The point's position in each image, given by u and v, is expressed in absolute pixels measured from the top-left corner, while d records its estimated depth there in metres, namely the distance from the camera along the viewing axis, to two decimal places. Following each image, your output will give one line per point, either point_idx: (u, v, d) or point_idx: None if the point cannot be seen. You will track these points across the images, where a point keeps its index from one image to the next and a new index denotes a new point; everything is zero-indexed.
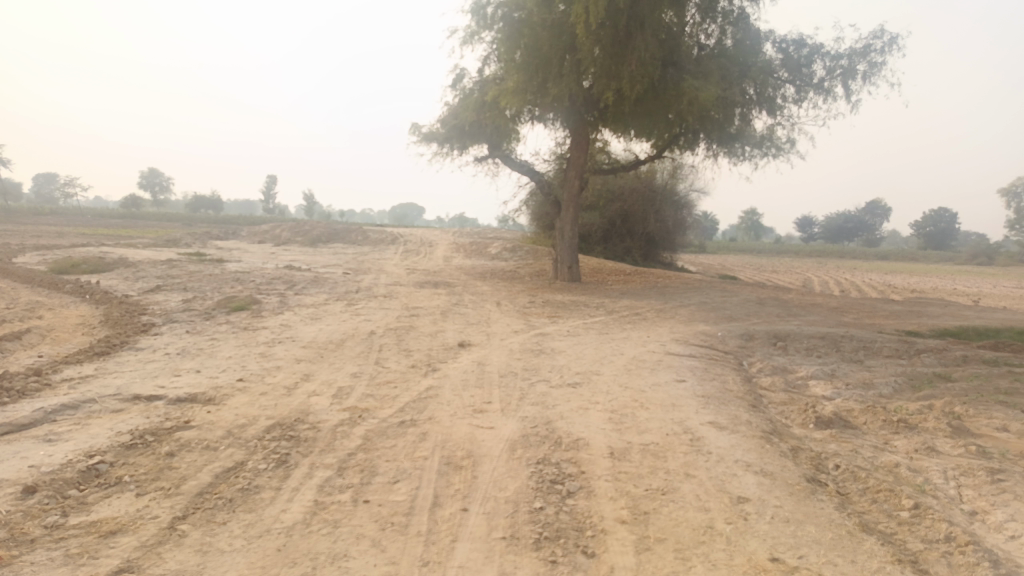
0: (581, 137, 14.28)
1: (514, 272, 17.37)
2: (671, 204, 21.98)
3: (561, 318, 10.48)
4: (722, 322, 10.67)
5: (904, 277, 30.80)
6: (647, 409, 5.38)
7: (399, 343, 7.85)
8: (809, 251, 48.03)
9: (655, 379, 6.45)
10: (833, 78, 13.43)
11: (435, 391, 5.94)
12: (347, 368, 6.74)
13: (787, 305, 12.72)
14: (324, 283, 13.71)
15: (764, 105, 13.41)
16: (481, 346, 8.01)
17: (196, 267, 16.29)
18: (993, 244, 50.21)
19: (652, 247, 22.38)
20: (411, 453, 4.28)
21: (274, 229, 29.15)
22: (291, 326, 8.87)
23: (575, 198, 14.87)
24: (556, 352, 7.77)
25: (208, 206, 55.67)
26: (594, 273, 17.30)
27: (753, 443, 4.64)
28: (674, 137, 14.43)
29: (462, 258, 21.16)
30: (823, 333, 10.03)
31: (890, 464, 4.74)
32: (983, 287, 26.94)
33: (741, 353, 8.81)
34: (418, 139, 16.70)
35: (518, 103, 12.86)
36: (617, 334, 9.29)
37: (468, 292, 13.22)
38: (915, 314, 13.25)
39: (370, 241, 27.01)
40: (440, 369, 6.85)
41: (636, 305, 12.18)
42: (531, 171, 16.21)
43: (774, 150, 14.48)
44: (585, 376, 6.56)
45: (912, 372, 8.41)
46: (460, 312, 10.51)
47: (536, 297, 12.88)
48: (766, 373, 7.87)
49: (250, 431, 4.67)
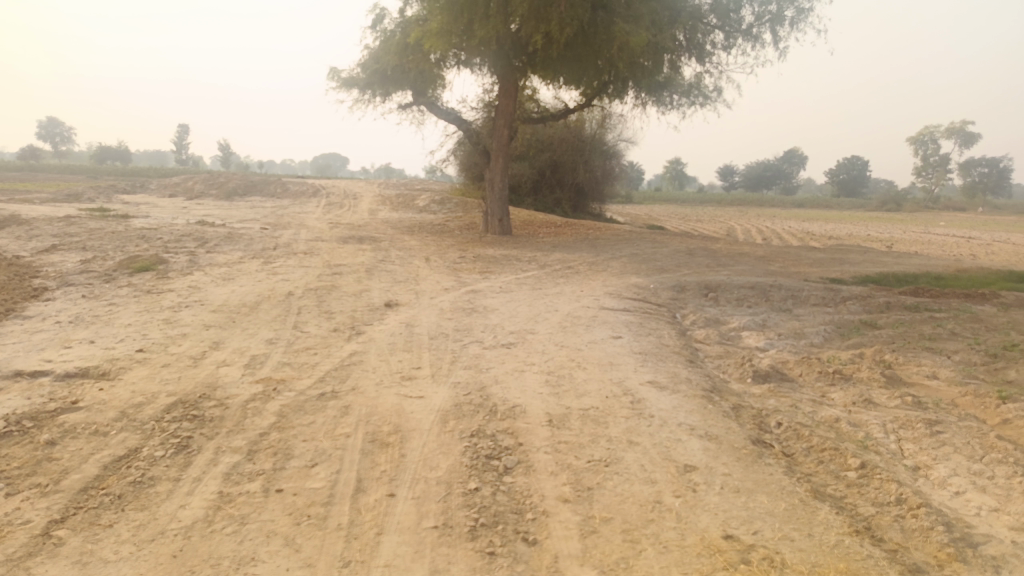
0: (509, 83, 13.76)
1: (443, 225, 16.87)
2: (599, 154, 21.78)
3: (492, 273, 10.14)
4: (654, 273, 10.55)
5: (822, 224, 31.74)
6: (584, 369, 5.12)
7: (320, 305, 7.36)
8: (731, 200, 49.00)
9: (591, 336, 6.21)
10: (762, 24, 13.27)
11: (359, 357, 5.52)
12: (262, 334, 6.22)
13: (716, 255, 12.73)
14: (239, 240, 12.88)
15: (693, 51, 13.33)
16: (409, 305, 7.60)
17: (98, 224, 15.10)
18: (902, 190, 52.36)
19: (582, 198, 22.16)
20: (332, 431, 3.89)
21: (186, 182, 27.51)
22: (201, 288, 8.19)
23: (504, 148, 14.41)
24: (487, 310, 7.43)
25: (114, 158, 52.28)
26: (525, 225, 16.96)
27: (696, 402, 4.45)
28: (603, 86, 14.10)
29: (388, 211, 20.46)
30: (753, 283, 10.02)
31: (831, 418, 4.65)
32: (895, 233, 27.97)
33: (675, 305, 8.68)
34: (337, 85, 15.81)
35: (443, 47, 12.21)
36: (550, 289, 9.03)
37: (395, 248, 12.67)
38: (838, 262, 13.48)
39: (290, 194, 25.85)
40: (365, 332, 6.42)
41: (568, 258, 11.91)
42: (457, 120, 15.60)
43: (701, 99, 14.39)
44: (519, 335, 6.25)
45: (840, 320, 8.48)
46: (386, 269, 10.01)
47: (466, 251, 12.45)
48: (700, 326, 7.76)
49: (147, 411, 4.17)
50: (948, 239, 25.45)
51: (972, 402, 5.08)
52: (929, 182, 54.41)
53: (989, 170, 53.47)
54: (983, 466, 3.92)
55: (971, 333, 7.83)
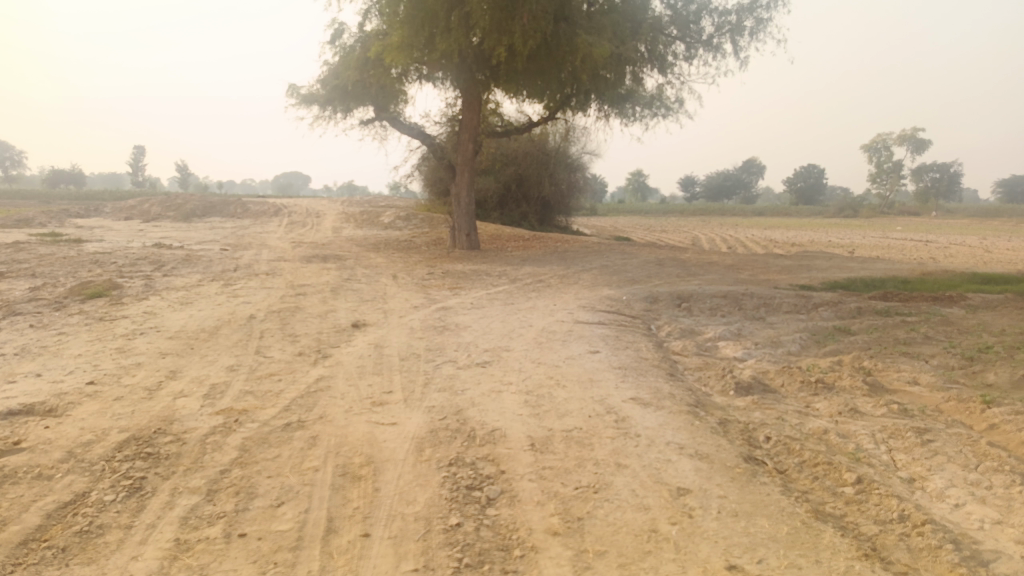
0: (473, 97, 13.61)
1: (409, 241, 16.62)
2: (564, 167, 21.73)
3: (462, 289, 9.92)
4: (625, 285, 10.43)
5: (783, 232, 32.19)
6: (563, 388, 4.92)
7: (284, 328, 7.05)
8: (694, 210, 49.56)
9: (568, 352, 6.02)
10: (722, 35, 13.34)
11: (327, 383, 5.24)
12: (223, 361, 5.90)
13: (686, 264, 12.69)
14: (197, 262, 12.45)
15: (655, 63, 13.33)
16: (377, 325, 7.33)
17: (48, 250, 14.51)
18: (859, 197, 53.50)
19: (548, 211, 22.08)
20: (299, 465, 3.62)
21: (142, 205, 26.81)
22: (158, 314, 7.81)
23: (469, 162, 14.23)
24: (459, 328, 7.20)
25: (67, 181, 50.86)
26: (492, 240, 16.77)
27: (682, 418, 4.28)
28: (566, 98, 14.04)
29: (353, 228, 20.12)
30: (725, 292, 9.96)
31: (819, 431, 4.52)
32: (855, 238, 28.43)
33: (648, 317, 8.54)
34: (297, 103, 15.49)
35: (404, 61, 12.01)
36: (522, 304, 8.83)
37: (360, 266, 12.38)
38: (806, 268, 13.55)
39: (251, 214, 25.32)
40: (332, 355, 6.14)
41: (538, 271, 11.75)
42: (421, 134, 15.39)
43: (663, 110, 14.42)
44: (493, 353, 6.03)
45: (814, 327, 8.43)
46: (352, 288, 9.71)
47: (434, 268, 12.21)
48: (676, 338, 7.63)
49: (96, 450, 3.84)
50: (907, 243, 25.93)
51: (956, 408, 5.01)
52: (884, 189, 55.72)
53: (941, 175, 54.91)
54: (980, 476, 3.81)
55: (944, 336, 7.83)
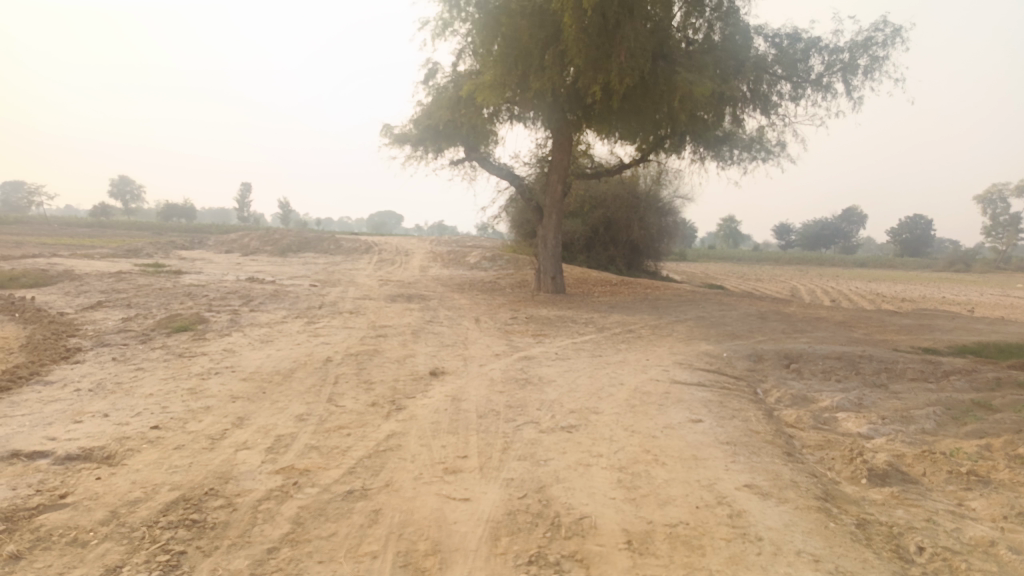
0: (564, 137, 13.25)
1: (494, 283, 16.31)
2: (655, 211, 21.07)
3: (548, 337, 9.37)
4: (724, 340, 9.62)
5: (888, 285, 30.14)
6: (664, 466, 4.26)
7: (360, 373, 6.68)
8: (788, 259, 47.60)
9: (666, 419, 5.34)
10: (832, 73, 12.49)
11: (397, 442, 4.76)
12: (292, 409, 5.54)
13: (790, 319, 11.74)
14: (284, 298, 12.45)
15: (758, 103, 12.61)
16: (456, 375, 6.86)
17: (147, 280, 14.94)
18: (972, 250, 49.95)
19: (636, 256, 21.39)
20: (356, 548, 3.14)
21: (242, 238, 27.78)
22: (236, 352, 7.62)
23: (558, 204, 13.80)
24: (544, 382, 6.62)
25: (181, 215, 53.90)
26: (579, 283, 16.23)
27: (811, 516, 3.54)
28: (660, 140, 13.47)
29: (439, 268, 20.03)
30: (838, 352, 9.00)
31: (983, 540, 3.67)
32: (970, 295, 26.26)
33: (753, 379, 7.72)
34: (390, 142, 15.58)
35: (496, 100, 11.79)
36: (612, 357, 8.19)
37: (444, 307, 12.06)
38: (926, 328, 12.31)
39: (342, 250, 25.75)
40: (406, 408, 5.68)
41: (628, 320, 11.08)
42: (510, 175, 15.13)
43: (763, 153, 13.60)
44: (581, 416, 5.41)
45: (946, 399, 7.40)
46: (433, 332, 9.34)
47: (518, 312, 11.74)
48: (786, 406, 6.79)
49: (141, 511, 3.47)
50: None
51: None
52: (1000, 242, 52.01)
53: None
54: None
55: None
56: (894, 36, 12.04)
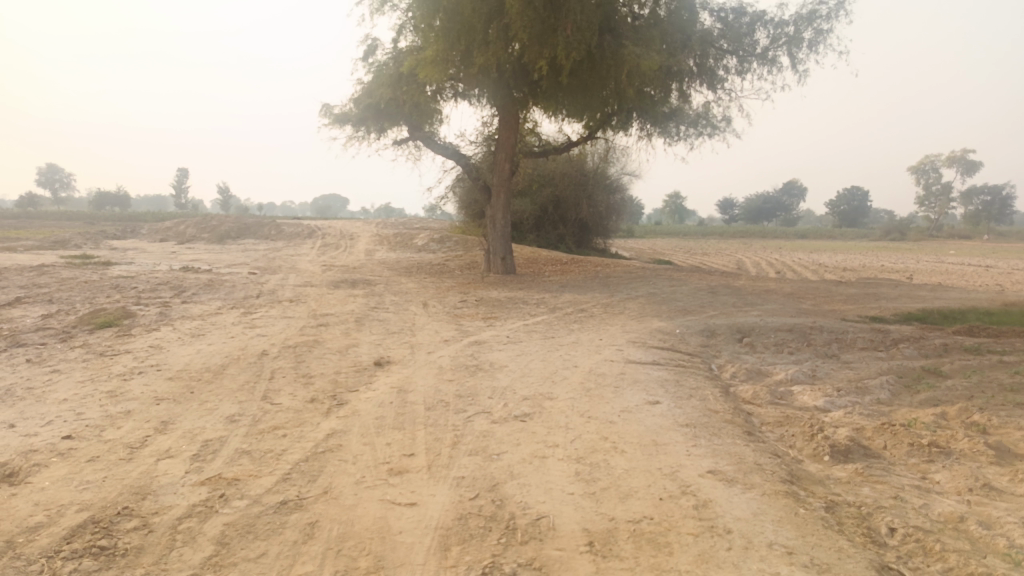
0: (510, 115, 12.87)
1: (442, 265, 15.93)
2: (603, 188, 20.92)
3: (498, 320, 9.08)
4: (677, 316, 9.48)
5: (830, 256, 30.79)
6: (623, 454, 4.02)
7: (298, 366, 6.27)
8: (732, 232, 48.32)
9: (623, 403, 5.11)
10: (778, 47, 12.40)
11: (337, 442, 4.41)
12: (223, 410, 5.12)
13: (740, 292, 11.71)
14: (220, 288, 11.84)
15: (704, 78, 12.46)
16: (402, 364, 6.51)
17: (72, 274, 14.06)
18: (906, 219, 51.54)
19: (585, 234, 21.23)
20: (288, 569, 2.81)
21: (177, 227, 26.65)
22: (164, 348, 7.09)
23: (506, 183, 13.46)
24: (494, 368, 6.31)
25: (114, 204, 51.68)
26: (529, 263, 15.99)
27: (780, 502, 3.33)
28: (607, 117, 13.22)
29: (385, 251, 19.51)
30: (789, 325, 8.94)
31: (953, 516, 3.51)
32: (907, 263, 27.00)
33: (707, 355, 7.58)
34: (330, 123, 14.95)
35: (439, 77, 11.33)
36: (565, 338, 7.95)
37: (390, 292, 11.64)
38: (871, 297, 12.43)
39: (284, 236, 24.91)
40: (348, 402, 5.31)
41: (580, 299, 10.86)
42: (456, 155, 14.69)
43: (709, 129, 13.48)
44: (535, 403, 5.13)
45: (898, 368, 7.39)
46: (378, 318, 8.94)
47: (467, 294, 11.41)
48: (743, 382, 6.65)
49: (41, 538, 3.07)
50: (964, 268, 24.49)
51: None
52: (931, 211, 53.77)
53: (992, 196, 52.80)
54: None
55: None
56: (837, 8, 12.01)
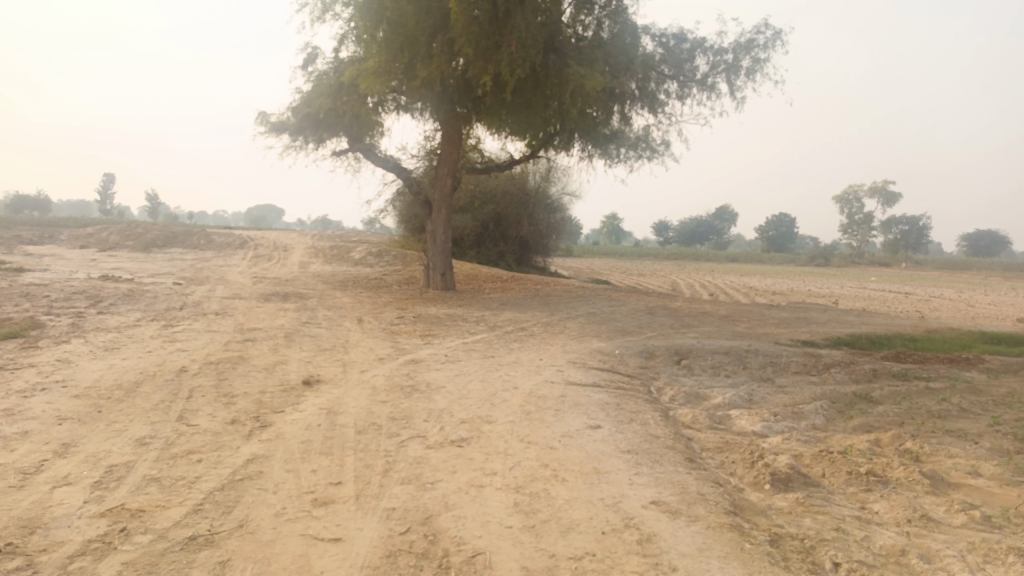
0: (452, 130, 12.70)
1: (380, 279, 15.57)
2: (544, 207, 20.95)
3: (435, 338, 8.83)
4: (616, 337, 9.43)
5: (761, 279, 31.63)
6: (564, 483, 3.85)
7: (220, 384, 5.89)
8: (668, 254, 49.23)
9: (563, 427, 4.95)
10: (716, 74, 12.63)
11: (258, 469, 4.10)
12: (133, 432, 4.72)
13: (677, 314, 11.78)
14: (141, 298, 11.21)
15: (645, 101, 12.59)
16: (333, 383, 6.20)
17: None
18: (831, 246, 53.56)
19: (525, 252, 21.17)
20: None
21: (99, 233, 25.38)
22: (73, 362, 6.58)
23: (447, 199, 13.26)
24: (431, 388, 6.08)
25: (33, 207, 49.06)
26: (468, 280, 15.79)
27: (725, 537, 3.22)
28: (549, 137, 13.21)
29: (321, 264, 18.99)
30: (726, 347, 8.99)
31: (895, 549, 3.48)
32: (832, 288, 27.94)
33: (646, 377, 7.52)
34: (266, 131, 14.48)
35: (380, 88, 11.07)
36: (504, 357, 7.77)
37: (323, 306, 11.23)
38: (803, 321, 12.71)
39: (214, 245, 24.01)
40: (273, 424, 4.99)
41: (519, 318, 10.71)
42: (397, 168, 14.41)
43: (649, 152, 13.62)
44: (472, 426, 4.93)
45: (831, 392, 7.48)
46: (310, 334, 8.57)
47: (405, 310, 11.12)
48: (682, 405, 6.59)
49: None
50: (885, 295, 25.50)
51: None
52: (854, 239, 56.04)
53: (909, 227, 55.45)
54: None
55: (983, 409, 6.89)
56: (773, 39, 12.34)
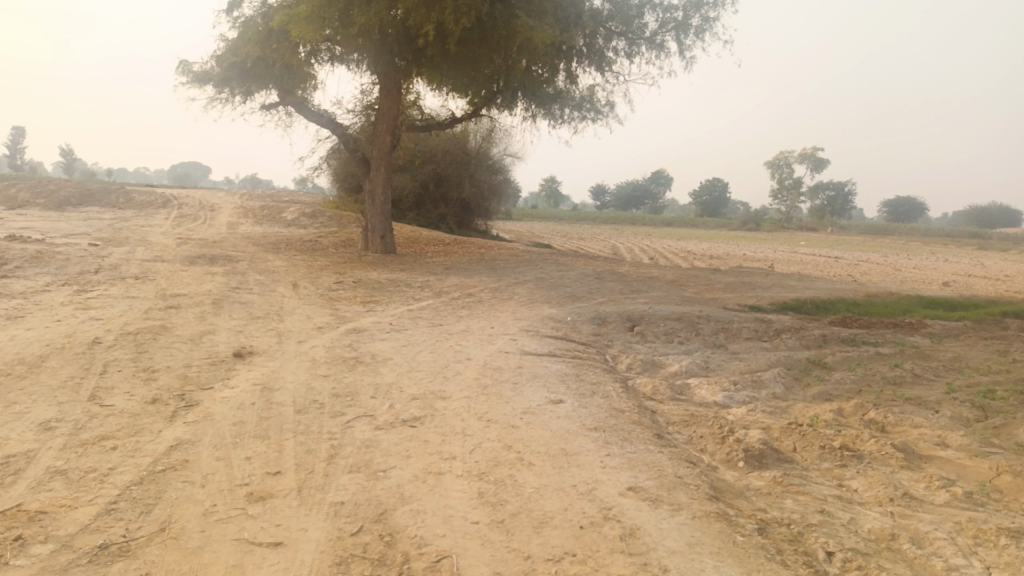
0: (391, 84, 12.00)
1: (315, 241, 14.83)
2: (485, 168, 20.41)
3: (378, 304, 8.33)
4: (566, 303, 9.12)
5: (697, 243, 31.92)
6: (531, 467, 3.50)
7: (140, 358, 5.29)
8: (605, 218, 49.33)
9: (523, 402, 4.59)
10: (666, 32, 12.26)
11: (183, 458, 3.60)
12: (36, 414, 4.12)
13: (625, 279, 11.57)
14: (50, 261, 10.23)
15: (592, 58, 12.21)
16: (268, 355, 5.67)
17: None
18: (762, 211, 54.61)
19: (466, 214, 20.64)
20: None
21: (6, 189, 23.52)
22: None
23: (386, 157, 12.59)
24: (377, 361, 5.62)
25: None
26: (409, 243, 15.21)
27: (715, 529, 2.93)
28: (492, 94, 12.66)
29: (251, 225, 18.03)
30: (679, 313, 8.79)
31: (884, 533, 3.26)
32: (767, 253, 28.39)
33: (601, 345, 7.24)
34: (188, 80, 13.41)
35: (314, 36, 10.27)
36: (452, 326, 7.35)
37: (255, 270, 10.53)
38: (749, 285, 12.66)
39: (135, 204, 22.56)
40: (201, 403, 4.46)
41: (466, 283, 10.26)
42: (332, 123, 13.62)
43: (593, 113, 13.24)
44: (424, 404, 4.52)
45: (785, 359, 7.37)
46: (241, 301, 7.93)
47: (343, 275, 10.52)
48: (640, 374, 6.32)
49: None
50: (817, 259, 26.01)
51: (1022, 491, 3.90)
52: (784, 204, 57.33)
53: (836, 193, 57.02)
54: None
55: (934, 374, 6.90)
56: None
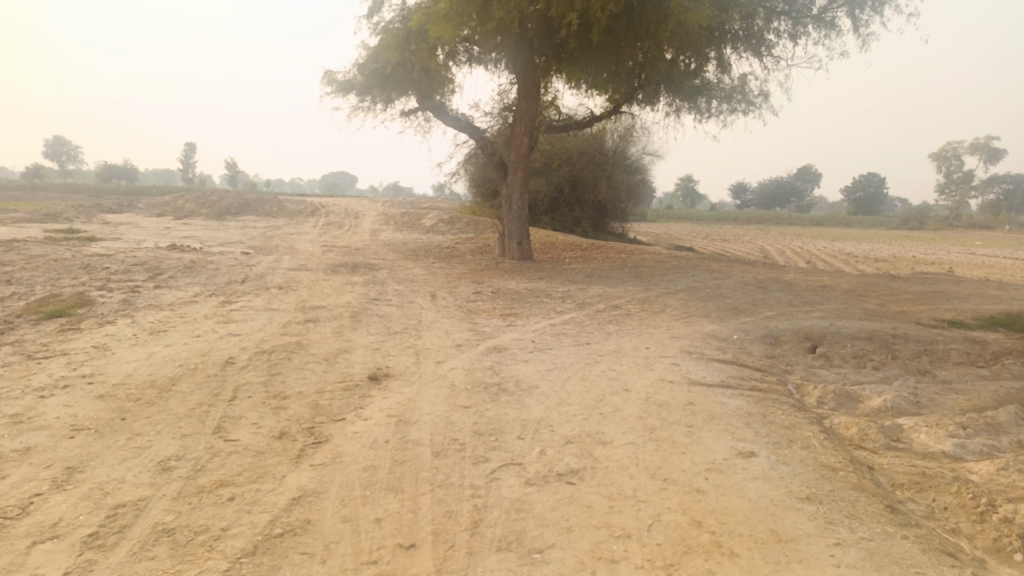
0: (529, 82, 11.36)
1: (453, 248, 14.54)
2: (623, 168, 19.42)
3: (519, 319, 7.67)
4: (729, 317, 8.05)
5: (855, 245, 29.08)
6: (735, 559, 2.64)
7: (271, 381, 4.88)
8: (747, 218, 46.61)
9: (707, 455, 3.70)
10: (837, 7, 10.78)
11: (305, 516, 3.05)
12: (157, 449, 3.74)
13: (792, 288, 10.26)
14: (202, 271, 10.43)
15: (749, 42, 10.95)
16: (404, 379, 5.12)
17: (46, 248, 12.68)
18: (927, 209, 49.51)
19: (603, 217, 19.74)
20: None
21: (176, 200, 25.28)
22: (112, 348, 5.70)
23: (522, 159, 11.98)
24: (523, 389, 4.91)
25: (120, 176, 50.11)
26: (546, 248, 14.58)
27: None
28: (633, 89, 11.74)
29: (391, 231, 18.11)
30: (867, 331, 7.47)
31: None
32: (940, 254, 25.27)
33: (778, 370, 6.17)
34: (332, 90, 13.48)
35: (451, 34, 9.83)
36: (603, 345, 6.53)
37: (394, 279, 10.24)
38: (939, 296, 10.91)
39: (286, 213, 23.49)
40: (331, 440, 3.93)
41: (612, 294, 9.41)
42: (469, 127, 13.22)
43: (744, 105, 11.94)
44: (584, 451, 3.73)
45: (1018, 393, 5.94)
46: (378, 314, 7.53)
47: (482, 284, 10.00)
48: (836, 411, 5.21)
49: None
50: (1001, 262, 22.76)
51: None
52: (953, 199, 51.70)
53: (1015, 186, 50.73)
54: None
55: None
56: None
